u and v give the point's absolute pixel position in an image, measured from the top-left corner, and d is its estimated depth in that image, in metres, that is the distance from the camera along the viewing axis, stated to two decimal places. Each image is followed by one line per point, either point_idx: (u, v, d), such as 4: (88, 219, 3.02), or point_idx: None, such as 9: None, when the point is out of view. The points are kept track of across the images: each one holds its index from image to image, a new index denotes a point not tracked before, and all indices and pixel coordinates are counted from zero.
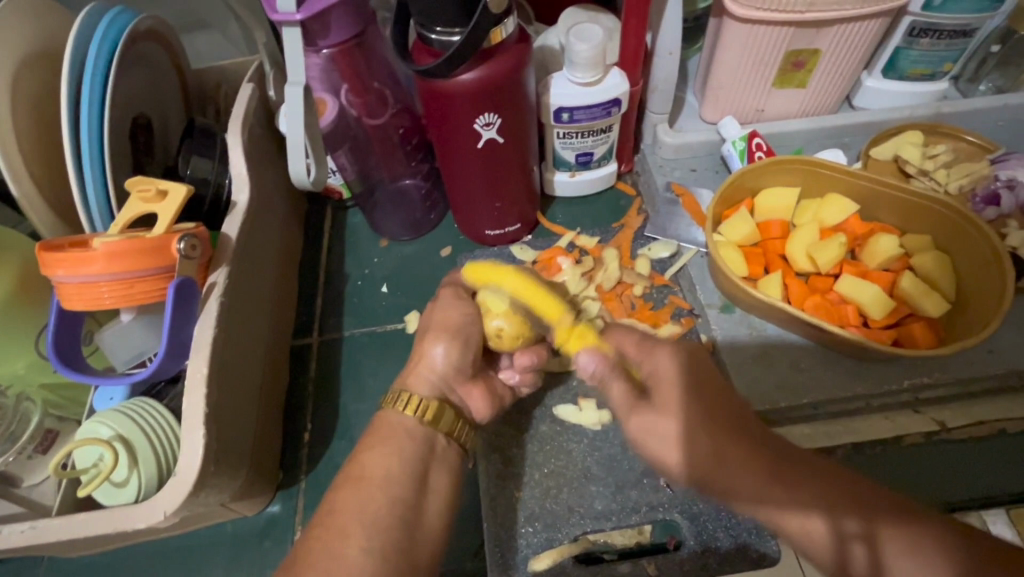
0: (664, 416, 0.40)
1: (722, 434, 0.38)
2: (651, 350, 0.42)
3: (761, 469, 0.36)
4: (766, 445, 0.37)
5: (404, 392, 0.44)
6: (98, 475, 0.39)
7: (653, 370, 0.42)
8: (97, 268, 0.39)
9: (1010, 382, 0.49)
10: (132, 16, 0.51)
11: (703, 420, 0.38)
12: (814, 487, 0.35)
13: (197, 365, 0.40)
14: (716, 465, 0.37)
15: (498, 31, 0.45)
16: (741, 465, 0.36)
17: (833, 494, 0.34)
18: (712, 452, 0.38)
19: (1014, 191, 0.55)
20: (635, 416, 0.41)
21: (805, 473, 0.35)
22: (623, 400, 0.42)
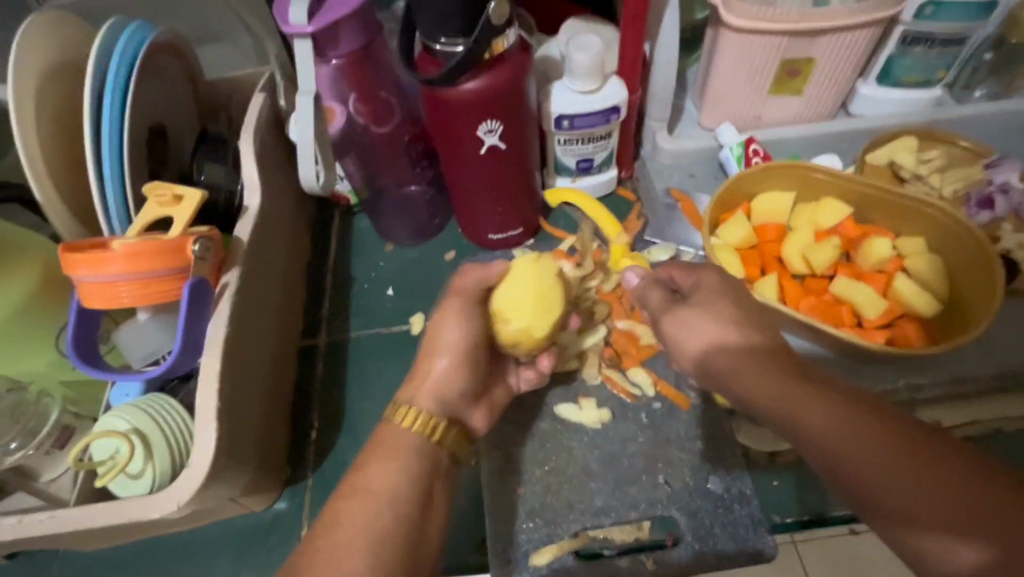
0: (708, 315, 0.40)
1: (778, 373, 0.36)
2: (698, 273, 0.42)
3: (816, 404, 0.34)
4: (828, 392, 0.34)
5: (408, 405, 0.43)
6: (114, 467, 0.40)
7: (698, 281, 0.42)
8: (117, 268, 0.41)
9: (1004, 383, 0.50)
10: (151, 29, 0.53)
11: (761, 361, 0.37)
12: (869, 449, 0.31)
13: (209, 362, 0.42)
14: (754, 371, 0.36)
15: (499, 42, 0.46)
16: (790, 395, 0.35)
17: (889, 464, 0.31)
18: (765, 385, 0.36)
19: (1008, 196, 0.56)
20: (669, 315, 0.42)
21: (860, 423, 0.32)
22: (660, 303, 0.43)
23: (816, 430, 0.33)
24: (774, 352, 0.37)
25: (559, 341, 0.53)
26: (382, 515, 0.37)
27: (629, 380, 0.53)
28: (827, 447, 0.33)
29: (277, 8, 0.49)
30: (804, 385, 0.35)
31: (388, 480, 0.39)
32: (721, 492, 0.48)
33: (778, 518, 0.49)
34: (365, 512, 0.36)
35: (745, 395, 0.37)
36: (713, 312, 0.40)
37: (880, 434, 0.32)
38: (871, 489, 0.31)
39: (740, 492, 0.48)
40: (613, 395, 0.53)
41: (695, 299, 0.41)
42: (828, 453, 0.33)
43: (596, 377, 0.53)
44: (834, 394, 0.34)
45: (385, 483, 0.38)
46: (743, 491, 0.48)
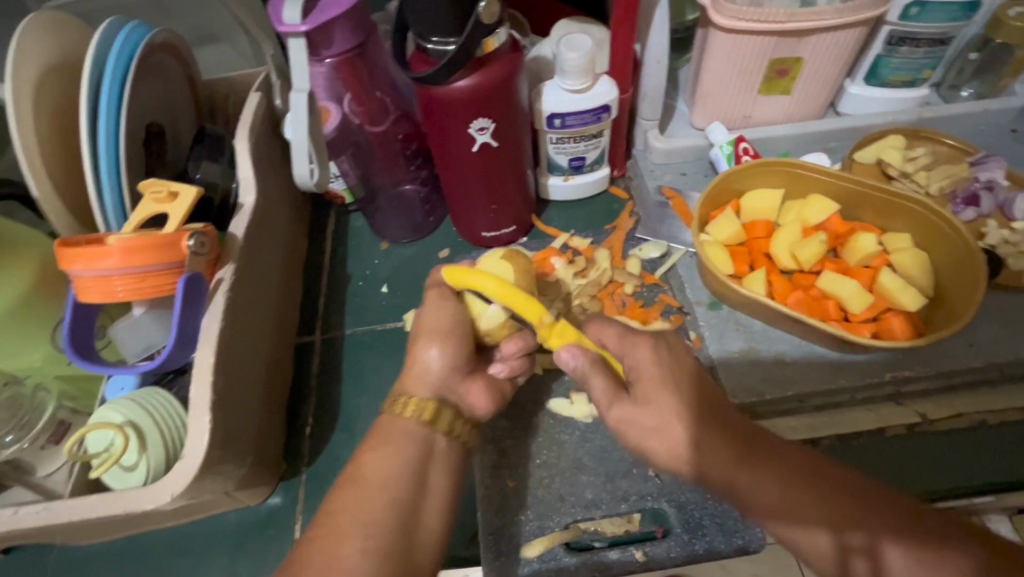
0: (645, 410, 0.39)
1: (718, 449, 0.37)
2: (629, 346, 0.41)
3: (738, 462, 0.36)
4: (754, 459, 0.36)
5: (403, 396, 0.44)
6: (109, 458, 0.41)
7: (636, 364, 0.40)
8: (112, 262, 0.41)
9: (989, 376, 0.51)
10: (148, 29, 0.54)
11: (702, 434, 0.37)
12: (809, 507, 0.34)
13: (202, 355, 0.42)
14: (694, 446, 0.37)
15: (489, 41, 0.47)
16: (725, 471, 0.36)
17: (825, 517, 0.34)
18: (713, 458, 0.37)
19: (992, 192, 0.57)
20: (613, 411, 0.40)
21: (794, 487, 0.35)
22: (603, 392, 0.40)
23: (756, 502, 0.35)
24: (714, 424, 0.38)
25: (552, 337, 0.55)
26: (369, 513, 0.38)
27: None
28: (774, 512, 0.35)
29: (271, 9, 0.50)
30: (740, 461, 0.36)
31: (376, 483, 0.40)
32: (710, 484, 0.48)
33: None
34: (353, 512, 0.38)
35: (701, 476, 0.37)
36: (652, 408, 0.38)
37: (812, 489, 0.34)
38: (828, 534, 0.33)
39: None
40: None
41: (639, 394, 0.39)
42: (777, 512, 0.35)
43: None
44: (761, 462, 0.36)
45: (374, 481, 0.39)
46: None
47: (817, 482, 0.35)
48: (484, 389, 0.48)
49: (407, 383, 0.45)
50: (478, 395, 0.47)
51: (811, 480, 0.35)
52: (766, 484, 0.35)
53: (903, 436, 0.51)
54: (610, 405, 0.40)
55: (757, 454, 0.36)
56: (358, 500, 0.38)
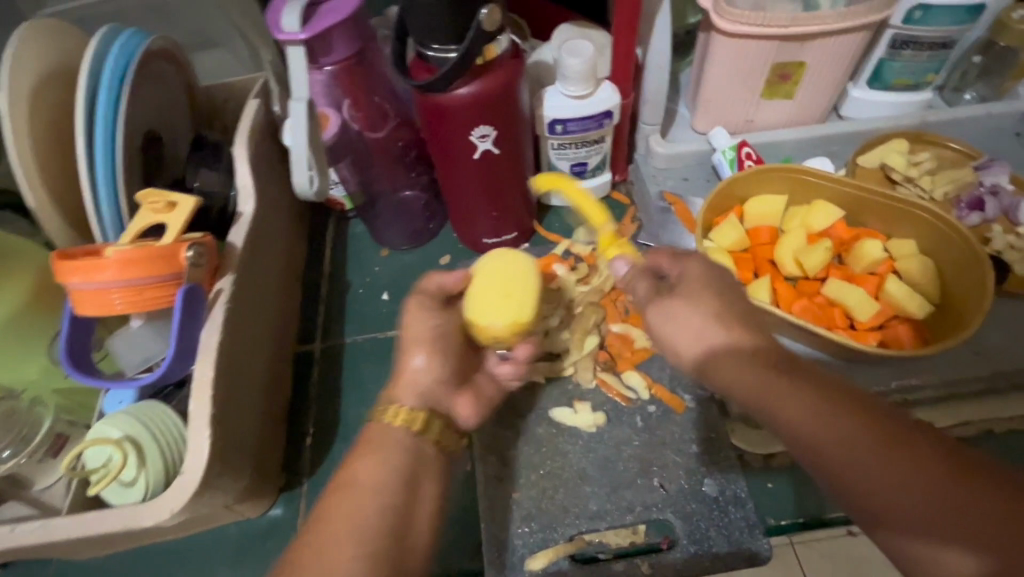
0: (691, 307, 0.40)
1: (775, 375, 0.35)
2: (681, 258, 0.43)
3: (813, 396, 0.34)
4: (822, 397, 0.33)
5: (396, 405, 0.43)
6: (107, 475, 0.40)
7: (684, 276, 0.41)
8: (109, 275, 0.41)
9: (996, 384, 0.50)
10: (145, 36, 0.53)
11: (746, 353, 0.37)
12: (862, 455, 0.31)
13: (202, 368, 0.42)
14: (750, 368, 0.36)
15: (491, 47, 0.47)
16: (779, 387, 0.35)
17: (879, 471, 0.30)
18: (759, 381, 0.36)
19: (997, 197, 0.57)
20: (655, 307, 0.42)
21: (859, 429, 0.32)
22: (645, 294, 0.43)
23: (802, 430, 0.33)
24: (781, 361, 0.36)
25: (554, 347, 0.54)
26: (367, 525, 0.36)
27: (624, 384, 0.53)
28: (817, 446, 0.32)
29: (269, 17, 0.49)
30: (799, 390, 0.34)
31: None
32: (716, 494, 0.48)
33: (774, 521, 0.49)
34: (350, 525, 0.36)
35: (733, 394, 0.37)
36: (695, 306, 0.39)
37: (875, 440, 0.31)
38: (857, 490, 0.31)
39: (735, 494, 0.48)
40: (608, 399, 0.53)
41: (681, 290, 0.41)
42: (820, 455, 0.32)
43: (591, 381, 0.54)
44: (829, 397, 0.33)
45: (372, 492, 0.38)
46: (738, 494, 0.48)
47: (884, 429, 0.31)
48: (471, 399, 0.48)
49: (396, 390, 0.45)
50: (465, 406, 0.48)
51: (882, 429, 0.31)
52: (837, 424, 0.32)
53: None
54: (650, 302, 0.42)
55: (830, 391, 0.33)
56: (356, 510, 0.37)
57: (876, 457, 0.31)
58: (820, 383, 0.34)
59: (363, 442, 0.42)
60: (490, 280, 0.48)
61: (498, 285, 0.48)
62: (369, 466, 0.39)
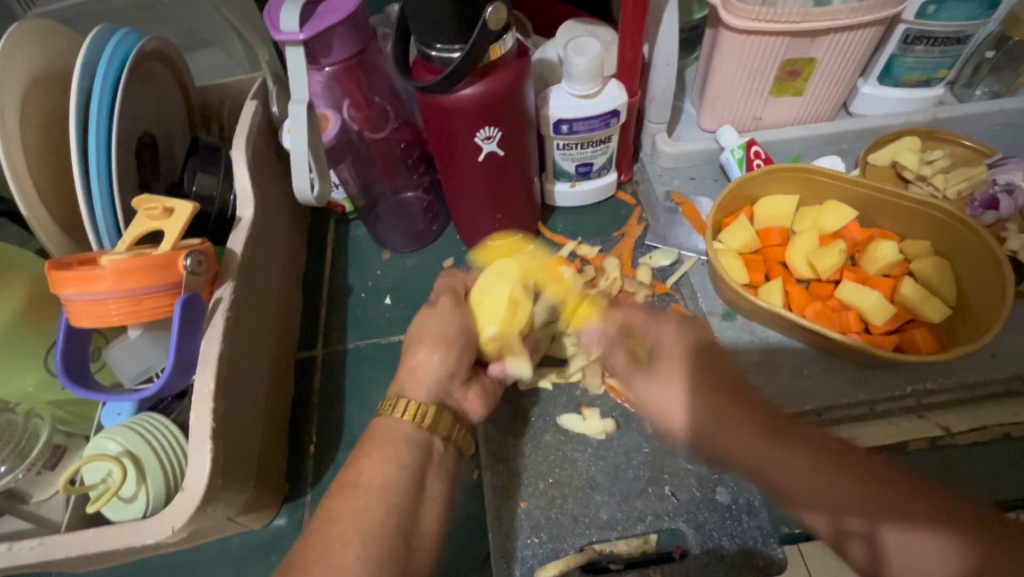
0: (664, 382, 0.40)
1: (738, 425, 0.36)
2: (654, 321, 0.43)
3: (761, 438, 0.36)
4: (778, 439, 0.35)
5: (400, 398, 0.44)
6: (106, 491, 0.39)
7: (658, 339, 0.41)
8: (105, 286, 0.40)
9: (1013, 387, 0.49)
10: (139, 36, 0.52)
11: (709, 400, 0.38)
12: (830, 483, 0.34)
13: (202, 380, 0.41)
14: (716, 420, 0.37)
15: (497, 47, 0.45)
16: (747, 445, 0.36)
17: (849, 496, 0.33)
18: (726, 433, 0.37)
19: (1012, 196, 0.55)
20: (636, 382, 0.42)
21: (820, 465, 0.34)
22: (626, 366, 0.43)
23: (775, 474, 0.35)
24: (736, 400, 0.37)
25: (560, 352, 0.54)
26: (377, 526, 0.37)
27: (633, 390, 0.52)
28: (796, 489, 0.34)
29: (267, 16, 0.48)
30: (761, 437, 0.36)
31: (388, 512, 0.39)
32: (728, 502, 0.47)
33: (786, 529, 0.47)
34: (359, 523, 0.37)
35: (711, 449, 0.38)
36: (670, 382, 0.40)
37: (837, 469, 0.34)
38: (832, 510, 0.34)
39: (748, 503, 0.47)
40: (616, 405, 0.52)
41: (657, 367, 0.40)
42: (800, 491, 0.34)
43: (599, 388, 0.53)
44: (787, 440, 0.35)
45: (365, 501, 0.38)
46: (751, 502, 0.47)
47: (844, 460, 0.34)
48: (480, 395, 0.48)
49: (399, 388, 0.45)
50: (473, 401, 0.47)
51: (839, 456, 0.34)
52: (789, 465, 0.35)
53: (926, 450, 0.48)
54: (630, 376, 0.42)
55: (781, 433, 0.35)
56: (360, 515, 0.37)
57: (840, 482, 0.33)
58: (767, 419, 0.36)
59: (369, 440, 0.42)
60: (492, 287, 0.48)
61: (498, 291, 0.48)
62: (378, 463, 0.40)
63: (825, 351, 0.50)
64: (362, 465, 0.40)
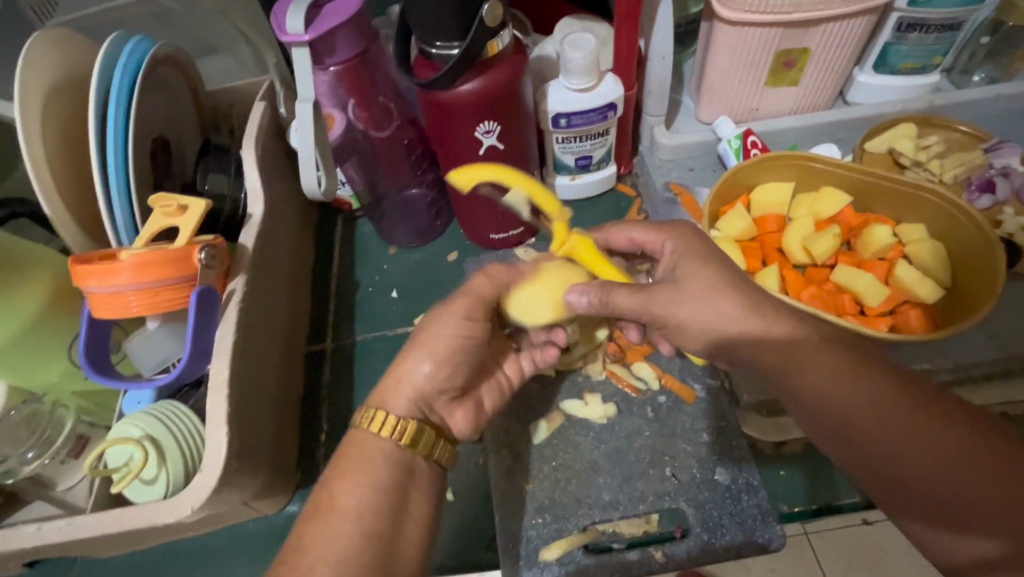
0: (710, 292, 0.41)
1: (839, 359, 0.38)
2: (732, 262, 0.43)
3: (841, 359, 0.37)
4: (879, 377, 0.37)
5: (378, 411, 0.43)
6: (128, 473, 0.41)
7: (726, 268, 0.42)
8: (125, 278, 0.42)
9: (1012, 367, 0.50)
10: (152, 42, 0.54)
11: (805, 333, 0.39)
12: (927, 443, 0.34)
13: (218, 367, 0.43)
14: (810, 354, 0.38)
15: (493, 43, 0.47)
16: (842, 384, 0.37)
17: (930, 466, 0.34)
18: (803, 347, 0.38)
19: (1008, 178, 0.56)
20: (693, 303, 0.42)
21: (923, 419, 0.35)
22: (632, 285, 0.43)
23: (842, 403, 0.37)
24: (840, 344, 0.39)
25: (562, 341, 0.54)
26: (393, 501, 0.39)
27: (633, 375, 0.54)
28: (886, 447, 0.35)
29: (274, 18, 0.50)
30: (855, 375, 0.37)
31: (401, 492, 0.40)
32: (728, 483, 0.48)
33: (787, 507, 0.49)
34: None
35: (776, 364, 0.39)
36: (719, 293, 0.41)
37: (922, 418, 0.35)
38: (891, 458, 0.35)
39: (747, 483, 0.48)
40: (618, 390, 0.53)
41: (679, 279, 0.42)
42: (895, 449, 0.35)
43: (600, 372, 0.54)
44: (887, 383, 0.36)
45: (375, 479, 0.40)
46: (750, 482, 0.48)
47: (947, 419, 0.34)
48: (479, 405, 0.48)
49: (384, 395, 0.44)
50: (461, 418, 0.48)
51: (942, 415, 0.35)
52: (855, 396, 0.36)
53: None
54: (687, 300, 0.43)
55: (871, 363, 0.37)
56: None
57: (941, 437, 0.34)
58: (864, 365, 0.37)
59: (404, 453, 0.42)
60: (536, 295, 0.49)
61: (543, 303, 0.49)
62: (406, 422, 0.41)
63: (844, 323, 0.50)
64: (334, 488, 0.39)
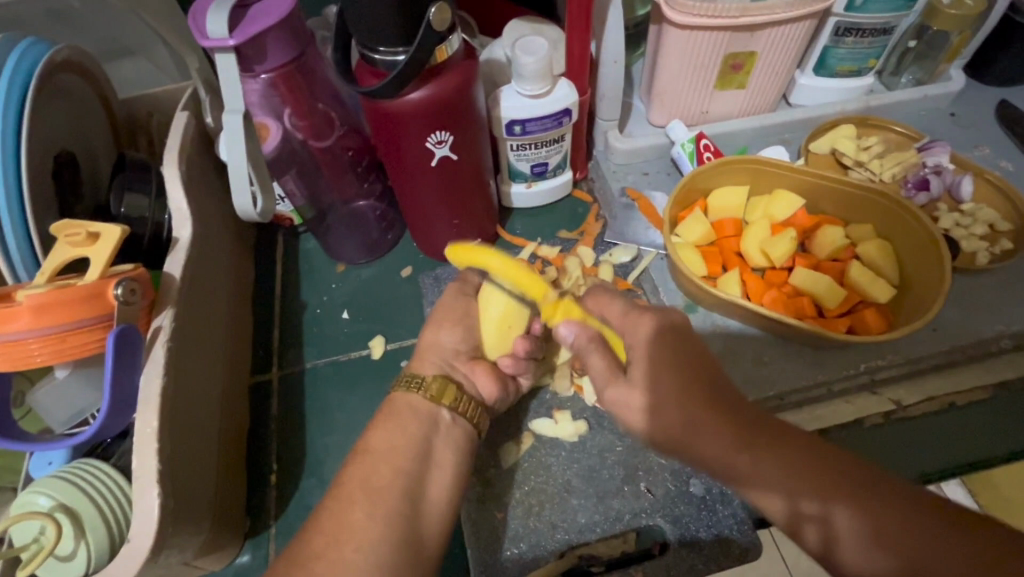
0: (635, 387, 0.39)
1: (713, 425, 0.36)
2: (634, 318, 0.41)
3: (741, 447, 0.35)
4: (755, 447, 0.35)
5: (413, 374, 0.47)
6: (40, 552, 0.35)
7: (635, 342, 0.40)
8: (22, 324, 0.36)
9: (953, 357, 0.53)
10: (47, 46, 0.47)
11: (672, 398, 0.37)
12: (801, 478, 0.34)
13: (145, 419, 0.37)
14: (690, 428, 0.37)
15: (443, 49, 0.44)
16: (726, 455, 0.35)
17: (837, 498, 0.33)
18: (671, 414, 0.37)
19: (940, 176, 0.59)
20: (610, 388, 0.41)
21: (807, 472, 0.34)
22: (602, 371, 0.41)
23: (761, 483, 0.35)
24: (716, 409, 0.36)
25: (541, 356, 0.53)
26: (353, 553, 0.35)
27: None
28: (785, 497, 0.34)
29: (194, 21, 0.44)
30: (742, 447, 0.35)
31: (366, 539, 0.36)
32: (702, 494, 0.47)
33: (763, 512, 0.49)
34: None
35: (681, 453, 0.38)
36: (641, 385, 0.39)
37: (818, 469, 0.34)
38: (804, 508, 0.33)
39: (721, 492, 0.47)
40: (588, 405, 0.52)
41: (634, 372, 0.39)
42: (775, 485, 0.34)
43: (568, 389, 0.52)
44: (766, 449, 0.35)
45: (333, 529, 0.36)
46: (724, 491, 0.47)
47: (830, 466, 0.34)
48: (486, 383, 0.48)
49: None
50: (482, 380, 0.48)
51: (818, 461, 0.34)
52: (768, 470, 0.34)
53: (881, 423, 0.51)
54: (606, 381, 0.41)
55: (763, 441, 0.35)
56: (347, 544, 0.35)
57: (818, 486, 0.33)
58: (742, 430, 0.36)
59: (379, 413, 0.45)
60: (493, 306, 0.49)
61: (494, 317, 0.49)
62: None
63: (786, 337, 0.51)
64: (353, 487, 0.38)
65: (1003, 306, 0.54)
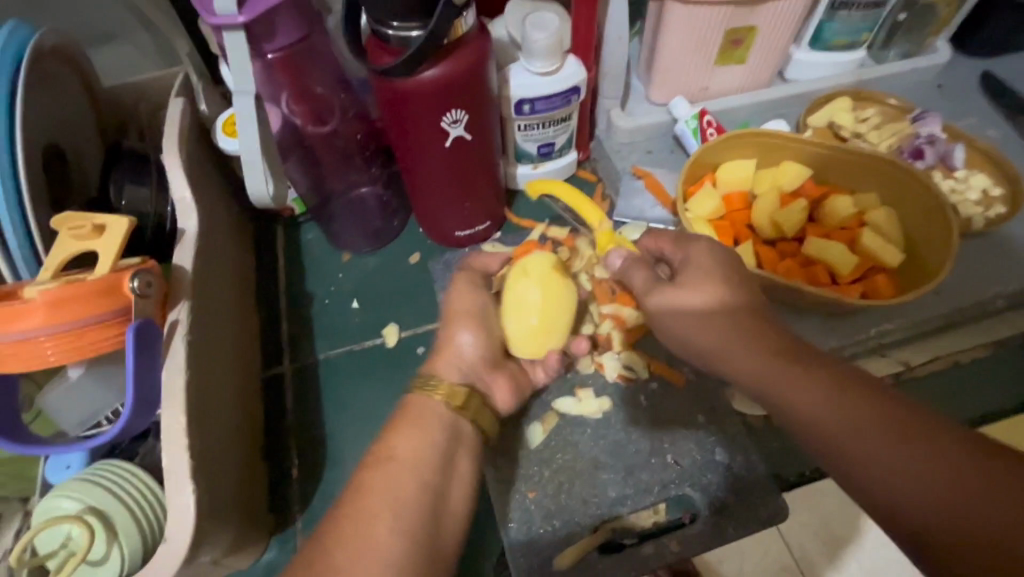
0: (694, 291, 0.38)
1: (756, 347, 0.34)
2: (684, 243, 0.41)
3: (782, 360, 0.33)
4: (801, 362, 0.33)
5: (435, 377, 0.42)
6: (71, 558, 0.34)
7: (686, 257, 0.40)
8: (34, 322, 0.34)
9: (954, 318, 0.55)
10: (30, 31, 0.44)
11: (708, 311, 0.37)
12: (852, 410, 0.30)
13: (171, 415, 0.36)
14: (725, 340, 0.36)
15: (458, 26, 0.43)
16: (760, 364, 0.34)
17: (874, 424, 0.29)
18: (712, 332, 0.36)
19: (934, 146, 0.60)
20: (655, 293, 0.40)
21: (843, 391, 0.30)
22: (644, 282, 0.41)
23: (791, 397, 0.32)
24: (759, 324, 0.35)
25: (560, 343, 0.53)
26: None
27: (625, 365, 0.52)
28: (808, 414, 0.31)
29: None
30: (780, 358, 0.33)
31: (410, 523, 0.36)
32: (728, 461, 0.48)
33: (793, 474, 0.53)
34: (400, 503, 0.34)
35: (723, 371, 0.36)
36: (700, 289, 0.38)
37: (863, 395, 0.30)
38: (819, 428, 0.30)
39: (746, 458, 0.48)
40: (610, 382, 0.52)
41: (684, 277, 0.39)
42: (798, 409, 0.31)
43: (589, 366, 0.52)
44: (811, 363, 0.32)
45: None
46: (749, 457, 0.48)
47: (878, 395, 0.30)
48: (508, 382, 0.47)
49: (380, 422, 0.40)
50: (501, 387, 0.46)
51: (865, 388, 0.30)
52: (801, 387, 0.32)
53: (892, 385, 0.54)
54: (649, 291, 0.40)
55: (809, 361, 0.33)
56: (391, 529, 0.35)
57: (857, 404, 0.29)
58: (780, 346, 0.34)
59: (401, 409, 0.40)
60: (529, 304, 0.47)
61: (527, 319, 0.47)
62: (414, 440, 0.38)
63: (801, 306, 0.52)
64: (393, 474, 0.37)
65: (1000, 268, 0.56)
